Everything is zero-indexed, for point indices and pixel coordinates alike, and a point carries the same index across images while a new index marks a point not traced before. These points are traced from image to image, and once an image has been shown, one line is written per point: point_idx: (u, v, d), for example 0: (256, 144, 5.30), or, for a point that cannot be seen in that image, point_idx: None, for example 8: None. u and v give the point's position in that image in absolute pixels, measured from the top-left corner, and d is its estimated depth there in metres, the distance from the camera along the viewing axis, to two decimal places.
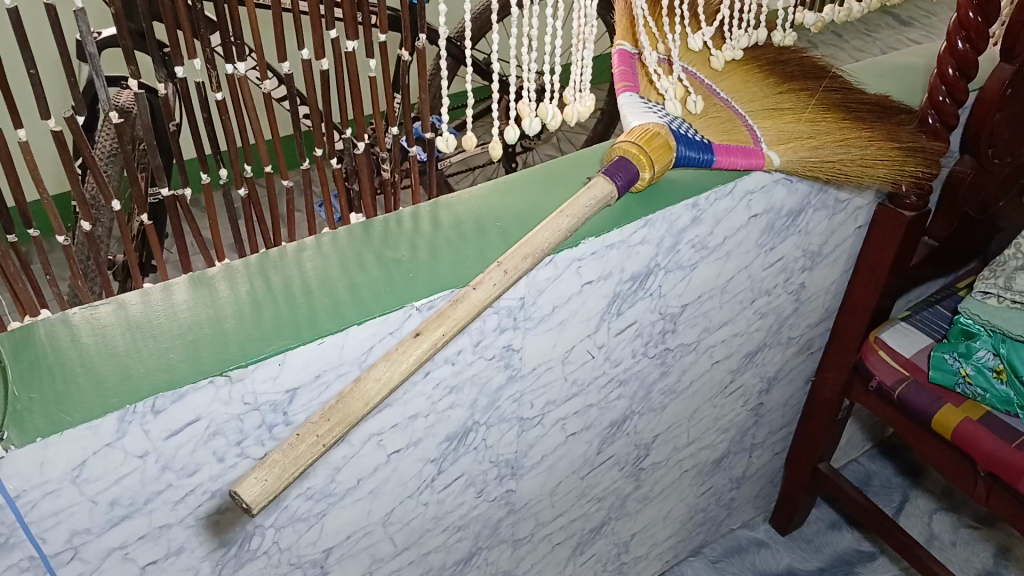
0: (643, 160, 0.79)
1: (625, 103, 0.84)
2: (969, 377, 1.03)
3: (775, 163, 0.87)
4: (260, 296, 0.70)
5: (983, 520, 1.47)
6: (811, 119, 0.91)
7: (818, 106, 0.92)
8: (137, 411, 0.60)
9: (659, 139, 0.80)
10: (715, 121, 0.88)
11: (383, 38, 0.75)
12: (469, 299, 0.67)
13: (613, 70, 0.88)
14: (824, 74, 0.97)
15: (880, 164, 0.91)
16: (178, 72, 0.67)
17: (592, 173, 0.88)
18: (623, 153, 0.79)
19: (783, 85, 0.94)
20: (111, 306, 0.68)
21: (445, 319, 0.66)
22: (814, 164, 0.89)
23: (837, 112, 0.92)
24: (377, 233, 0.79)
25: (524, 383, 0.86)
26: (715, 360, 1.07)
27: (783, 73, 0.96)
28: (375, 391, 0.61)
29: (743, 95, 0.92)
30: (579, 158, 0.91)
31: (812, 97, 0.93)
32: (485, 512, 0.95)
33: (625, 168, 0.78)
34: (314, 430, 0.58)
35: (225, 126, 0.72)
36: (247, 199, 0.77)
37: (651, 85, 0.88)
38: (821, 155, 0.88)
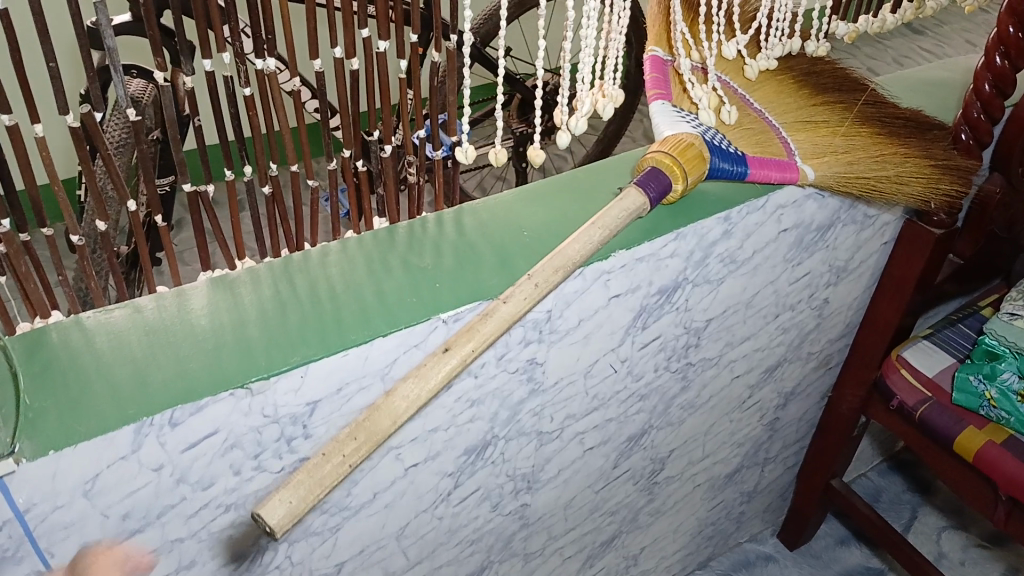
0: (676, 173, 0.77)
1: (659, 113, 0.82)
2: (994, 401, 1.01)
3: (810, 178, 0.85)
4: (284, 300, 0.67)
5: (993, 540, 1.45)
6: (847, 134, 0.89)
7: (854, 120, 0.90)
8: (153, 423, 0.58)
9: (693, 150, 0.78)
10: (749, 132, 0.86)
11: (415, 39, 0.72)
12: (499, 313, 0.64)
13: (644, 76, 0.85)
14: (859, 87, 0.94)
15: (917, 183, 0.89)
16: (205, 66, 0.64)
17: (620, 183, 0.86)
18: (657, 163, 0.77)
19: (818, 98, 0.92)
20: (126, 310, 0.65)
21: (476, 334, 0.63)
22: (849, 179, 0.87)
23: (873, 127, 0.90)
24: (402, 239, 0.76)
25: (546, 396, 0.83)
26: (735, 374, 1.04)
27: (817, 85, 0.93)
28: (403, 410, 0.59)
29: (777, 106, 0.89)
30: (611, 166, 0.89)
31: (847, 111, 0.91)
32: (499, 526, 0.93)
33: (658, 178, 0.76)
34: (340, 449, 0.56)
35: (252, 123, 0.69)
36: (270, 198, 0.74)
37: (686, 94, 0.85)
38: (856, 170, 0.86)
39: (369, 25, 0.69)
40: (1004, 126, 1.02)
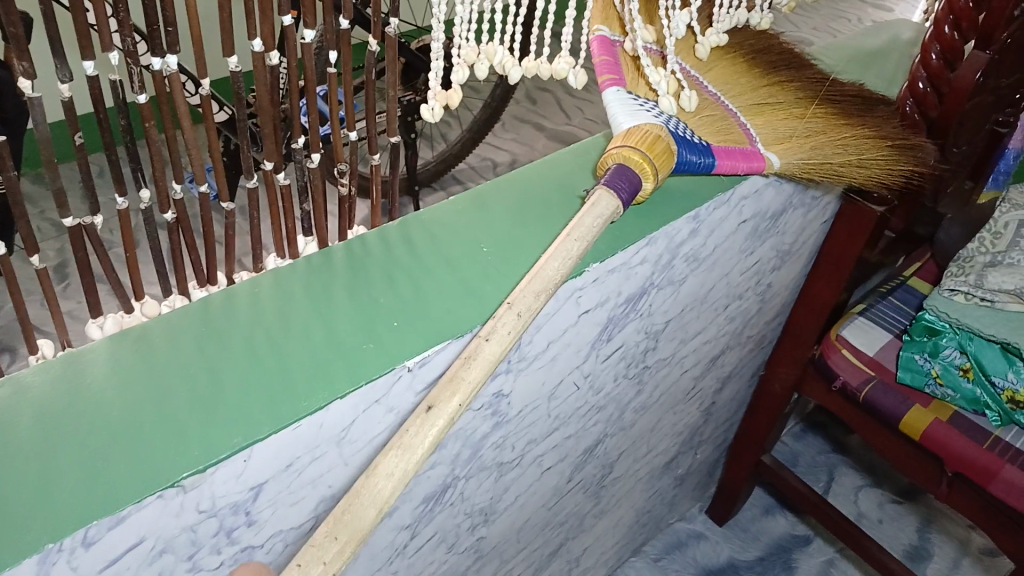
0: (644, 170, 0.66)
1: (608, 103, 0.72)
2: (939, 378, 1.00)
3: (776, 166, 0.78)
4: (209, 360, 0.54)
5: (905, 494, 1.49)
6: (804, 116, 0.83)
7: (808, 100, 0.84)
8: (62, 548, 0.44)
9: (660, 144, 0.68)
10: (706, 115, 0.78)
11: (347, 25, 0.59)
12: (481, 356, 0.54)
13: (592, 59, 0.75)
14: (806, 65, 0.89)
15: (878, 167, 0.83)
16: (88, 70, 0.49)
17: (579, 182, 0.76)
18: (622, 160, 0.66)
19: (772, 80, 0.85)
20: (3, 389, 0.50)
21: (460, 387, 0.52)
22: (813, 164, 0.80)
23: (829, 110, 0.84)
24: (343, 264, 0.64)
25: (509, 427, 0.74)
26: (684, 369, 0.99)
27: (767, 63, 0.87)
28: (387, 490, 0.48)
29: (732, 89, 0.83)
30: (563, 161, 0.79)
31: (802, 94, 0.85)
32: (453, 565, 0.84)
33: (625, 175, 0.65)
34: (319, 556, 0.45)
35: (150, 138, 0.55)
36: (174, 226, 0.60)
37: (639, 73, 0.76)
38: (819, 156, 0.80)
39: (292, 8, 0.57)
40: None
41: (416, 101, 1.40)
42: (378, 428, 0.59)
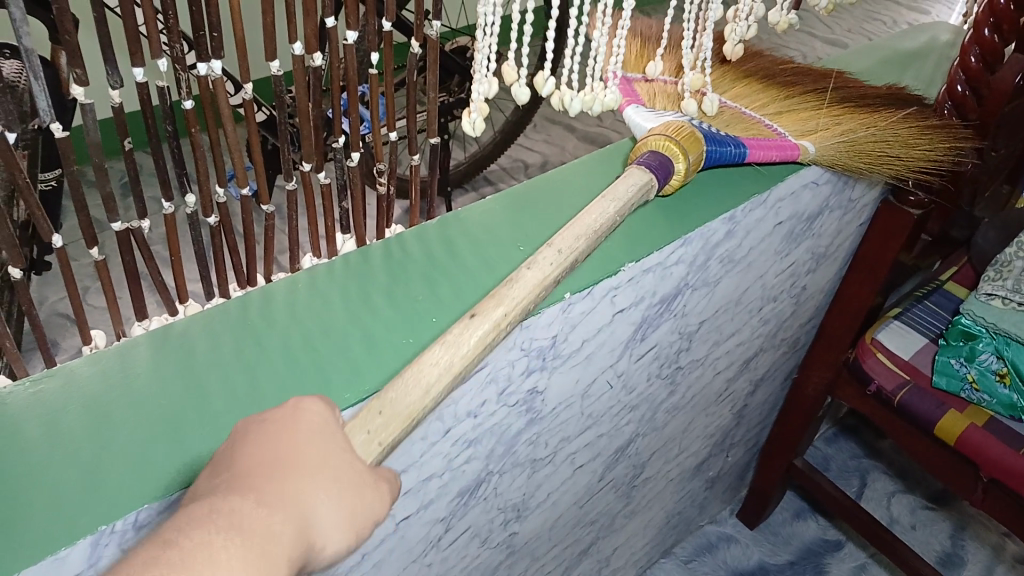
0: (674, 151, 0.68)
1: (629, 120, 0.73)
2: (975, 382, 1.00)
3: (809, 153, 0.78)
4: (249, 359, 0.56)
5: (937, 500, 1.48)
6: (829, 115, 0.81)
7: (840, 99, 0.83)
8: (115, 531, 0.46)
9: (686, 131, 0.70)
10: (733, 129, 0.77)
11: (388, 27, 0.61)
12: (525, 278, 0.55)
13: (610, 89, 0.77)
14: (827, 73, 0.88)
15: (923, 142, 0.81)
16: (137, 77, 0.51)
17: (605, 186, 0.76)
18: (653, 147, 0.68)
19: (790, 86, 0.84)
20: (58, 379, 0.53)
21: (503, 297, 0.53)
22: (849, 149, 0.79)
23: (853, 101, 0.82)
24: (379, 264, 0.65)
25: (542, 424, 0.75)
26: (717, 371, 0.99)
27: (788, 74, 0.86)
28: (434, 378, 0.49)
29: (751, 101, 0.81)
30: (590, 165, 0.79)
31: (823, 94, 0.83)
32: (485, 560, 0.84)
33: (659, 160, 0.68)
34: (363, 425, 0.46)
35: (194, 140, 0.56)
36: (217, 228, 0.62)
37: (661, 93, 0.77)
38: (853, 140, 0.79)
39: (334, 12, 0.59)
40: None
41: (450, 102, 1.40)
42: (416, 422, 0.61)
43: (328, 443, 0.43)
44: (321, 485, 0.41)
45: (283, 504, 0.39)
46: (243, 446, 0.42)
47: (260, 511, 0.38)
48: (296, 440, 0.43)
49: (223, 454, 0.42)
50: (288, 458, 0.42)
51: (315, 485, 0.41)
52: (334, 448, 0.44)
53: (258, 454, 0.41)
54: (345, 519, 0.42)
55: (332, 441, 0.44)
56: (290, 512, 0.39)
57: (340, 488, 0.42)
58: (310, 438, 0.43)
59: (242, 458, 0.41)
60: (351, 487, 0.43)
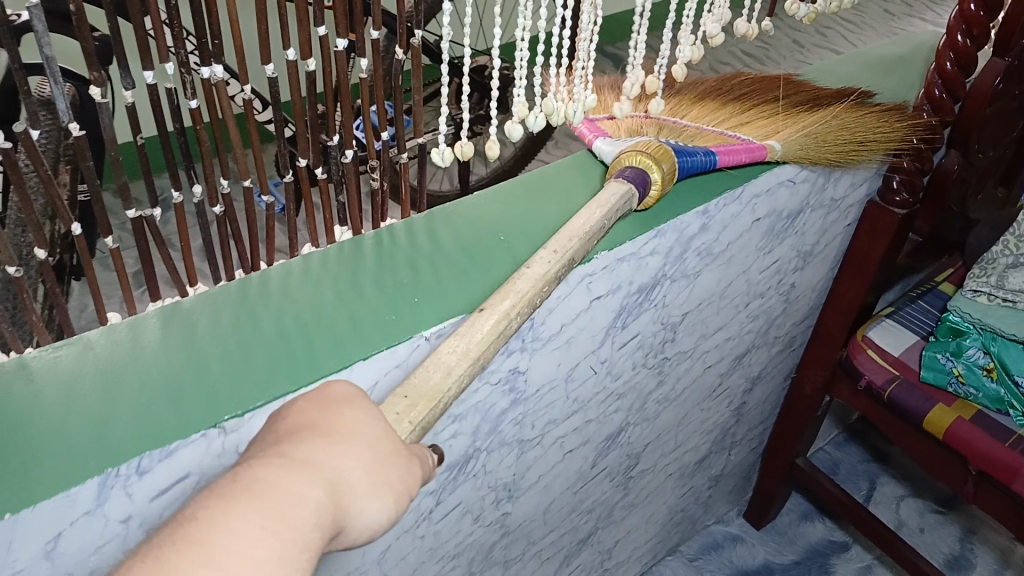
0: (648, 162, 0.74)
1: (597, 150, 0.78)
2: (961, 377, 1.02)
3: (777, 151, 0.84)
4: (246, 334, 0.62)
5: (946, 503, 1.49)
6: (785, 119, 0.88)
7: (790, 112, 0.88)
8: (120, 474, 0.52)
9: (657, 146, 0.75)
10: (702, 141, 0.83)
11: (377, 35, 0.68)
12: (526, 275, 0.62)
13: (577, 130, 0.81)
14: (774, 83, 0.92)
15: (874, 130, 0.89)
16: (148, 79, 0.58)
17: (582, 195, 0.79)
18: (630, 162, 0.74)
19: (742, 101, 0.89)
20: (74, 348, 0.58)
21: (509, 292, 0.61)
22: (814, 141, 0.86)
23: (803, 105, 0.89)
24: (370, 252, 0.71)
25: (526, 405, 0.79)
26: (707, 365, 1.03)
27: (737, 94, 0.90)
28: (454, 362, 0.56)
29: (712, 118, 0.86)
30: (564, 174, 0.82)
31: (775, 103, 0.89)
32: (480, 538, 0.90)
33: (640, 175, 0.73)
34: (393, 407, 0.52)
35: (200, 137, 0.63)
36: (223, 216, 0.69)
37: (626, 121, 0.82)
38: (816, 132, 0.85)
39: (326, 23, 0.66)
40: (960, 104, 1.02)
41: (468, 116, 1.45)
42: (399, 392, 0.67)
43: (362, 414, 0.47)
44: (356, 447, 0.45)
45: (321, 465, 0.42)
46: (287, 419, 0.46)
47: (297, 470, 0.41)
48: (334, 411, 0.46)
49: (269, 426, 0.46)
50: (325, 424, 0.45)
51: (350, 447, 0.44)
52: (370, 421, 0.47)
53: (299, 423, 0.45)
54: (379, 481, 0.44)
55: (365, 413, 0.47)
56: (325, 469, 0.42)
57: (373, 453, 0.45)
58: (346, 409, 0.47)
59: (280, 427, 0.46)
60: (384, 455, 0.45)
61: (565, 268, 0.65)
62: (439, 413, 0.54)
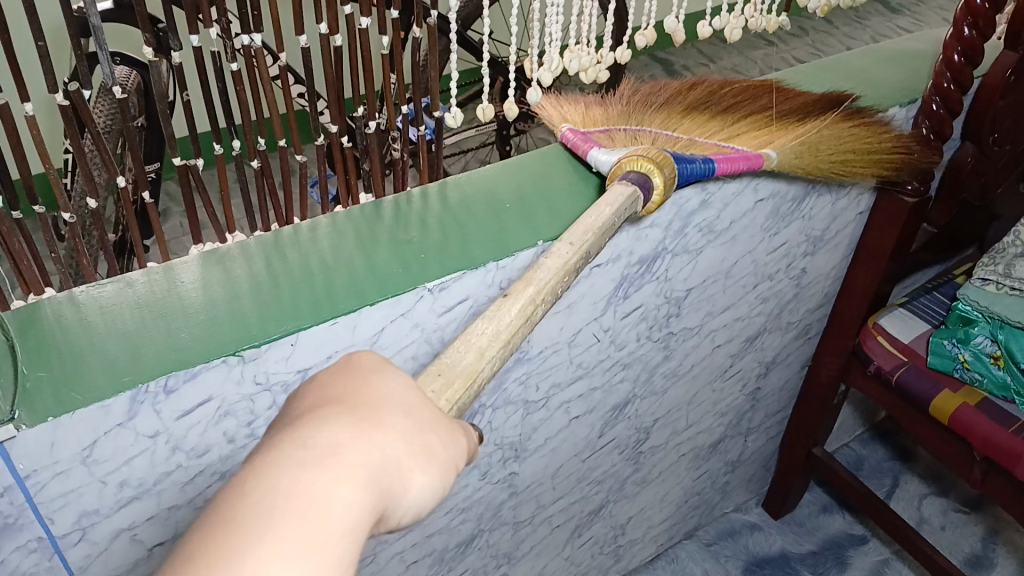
0: (648, 167, 0.72)
1: (591, 160, 0.78)
2: (967, 363, 1.04)
3: (773, 160, 0.83)
4: (276, 274, 0.68)
5: (971, 504, 1.49)
6: (778, 129, 0.86)
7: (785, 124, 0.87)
8: (149, 390, 0.59)
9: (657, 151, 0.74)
10: (698, 151, 0.82)
11: (395, 15, 0.75)
12: (547, 265, 0.61)
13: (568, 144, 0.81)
14: (768, 90, 0.89)
15: (866, 138, 0.89)
16: (194, 42, 0.65)
17: (577, 185, 0.81)
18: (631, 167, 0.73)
19: (733, 111, 0.87)
20: (117, 285, 0.66)
21: (532, 280, 0.59)
22: (807, 151, 0.85)
23: (795, 115, 0.88)
24: (389, 212, 0.76)
25: (531, 365, 0.84)
26: (716, 344, 1.07)
27: (731, 103, 0.87)
28: (486, 345, 0.53)
29: (704, 129, 0.84)
30: (558, 167, 0.84)
31: (766, 112, 0.87)
32: (488, 494, 0.95)
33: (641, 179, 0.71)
34: (431, 384, 0.49)
35: (240, 98, 0.71)
36: (260, 171, 0.76)
37: (618, 134, 0.82)
38: (810, 142, 0.85)
39: (352, 4, 0.72)
40: (975, 96, 1.01)
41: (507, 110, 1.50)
42: (405, 339, 0.73)
43: (392, 383, 0.42)
44: (393, 420, 0.39)
45: (359, 442, 0.37)
46: (308, 393, 0.41)
47: (335, 456, 0.35)
48: (363, 382, 0.41)
49: (289, 401, 0.40)
50: (355, 396, 0.40)
51: (388, 420, 0.39)
52: (404, 393, 0.42)
53: (324, 396, 0.40)
54: (422, 453, 0.40)
55: (395, 382, 0.42)
56: (365, 445, 0.37)
57: (412, 424, 0.40)
58: (373, 378, 0.42)
59: (301, 402, 0.40)
60: (423, 424, 0.41)
61: (581, 261, 0.64)
62: (476, 394, 0.51)
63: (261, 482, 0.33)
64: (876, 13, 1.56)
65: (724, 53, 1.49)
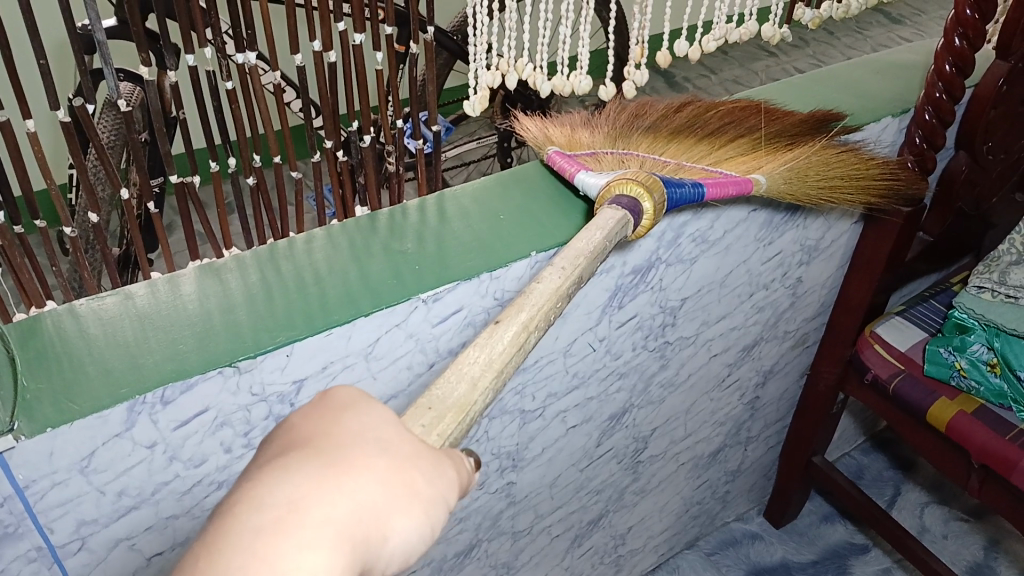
0: (638, 191, 0.72)
1: (581, 184, 0.78)
2: (964, 370, 1.04)
3: (762, 186, 0.83)
4: (270, 286, 0.69)
5: (974, 513, 1.49)
6: (765, 154, 0.87)
7: (771, 151, 0.88)
8: (146, 401, 0.60)
9: (647, 175, 0.74)
10: (686, 176, 0.82)
11: (389, 31, 0.76)
12: (538, 290, 0.59)
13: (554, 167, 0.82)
14: (755, 115, 0.90)
15: (853, 164, 0.89)
16: (188, 62, 0.67)
17: (561, 207, 0.81)
18: (621, 190, 0.73)
19: (720, 135, 0.88)
20: (117, 297, 0.67)
21: (525, 305, 0.57)
22: (795, 177, 0.86)
23: (782, 140, 0.89)
24: (384, 224, 0.77)
25: (527, 375, 0.85)
26: (712, 353, 1.08)
27: (717, 127, 0.88)
28: (478, 374, 0.51)
29: (691, 154, 0.85)
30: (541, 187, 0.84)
31: (754, 136, 0.88)
32: (486, 504, 0.96)
33: (631, 203, 0.71)
34: (418, 418, 0.46)
35: (234, 116, 0.72)
36: (255, 187, 0.77)
37: (606, 157, 0.83)
38: (797, 168, 0.86)
39: (344, 20, 0.73)
40: (967, 105, 1.01)
41: None
42: (400, 350, 0.74)
43: (367, 418, 0.40)
44: (366, 462, 0.37)
45: (324, 493, 0.35)
46: (279, 436, 0.39)
47: (295, 514, 0.33)
48: (334, 421, 0.39)
49: (261, 447, 0.39)
50: (325, 437, 0.38)
51: (359, 461, 0.37)
52: (381, 428, 0.40)
53: (293, 439, 0.38)
54: (403, 495, 0.37)
55: (377, 418, 0.40)
56: (331, 497, 0.35)
57: (388, 464, 0.38)
58: (346, 415, 0.40)
59: (273, 447, 0.38)
60: (399, 462, 0.38)
61: (575, 285, 0.62)
62: (468, 426, 0.48)
63: (216, 559, 0.32)
64: (876, 23, 1.57)
65: (725, 64, 1.50)
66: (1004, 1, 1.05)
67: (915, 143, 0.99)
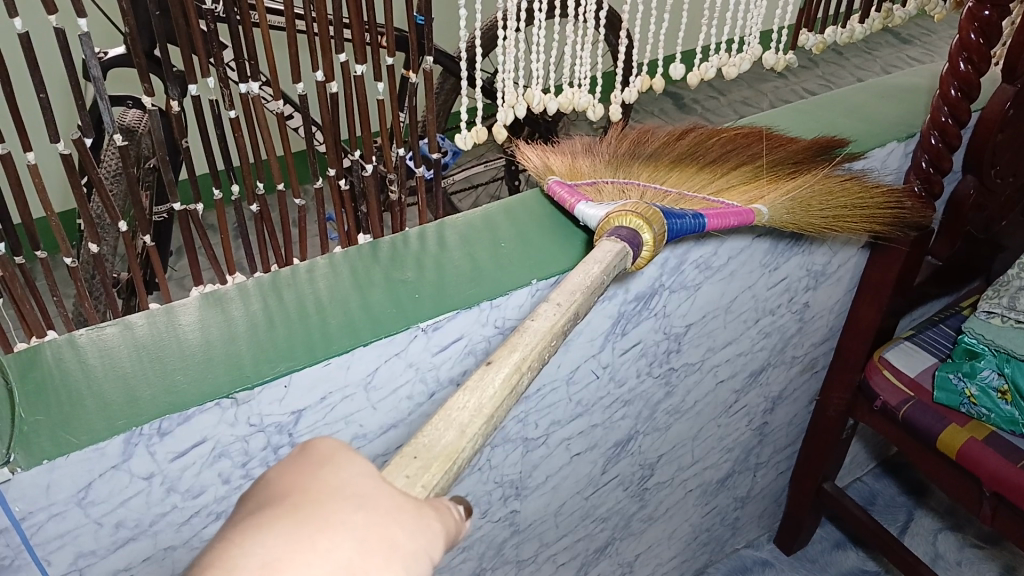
0: (637, 223, 0.72)
1: (581, 215, 0.78)
2: (974, 398, 1.03)
3: (764, 216, 0.83)
4: (272, 316, 0.69)
5: (988, 540, 1.46)
6: (767, 183, 0.87)
7: (770, 181, 0.87)
8: (143, 433, 0.60)
9: (645, 205, 0.74)
10: (686, 206, 0.82)
11: (391, 61, 0.75)
12: (532, 329, 0.58)
13: (554, 197, 0.82)
14: (757, 143, 0.89)
15: (856, 194, 0.89)
16: (191, 91, 0.67)
17: (551, 238, 0.80)
18: (620, 221, 0.73)
19: (721, 163, 0.88)
20: (117, 327, 0.67)
21: (519, 345, 0.56)
22: (798, 207, 0.85)
23: (784, 167, 0.89)
24: (386, 252, 0.77)
25: (530, 403, 0.84)
26: (720, 379, 1.07)
27: (718, 156, 0.88)
28: (467, 420, 0.50)
29: (693, 183, 0.85)
30: (534, 218, 0.83)
31: (756, 165, 0.88)
32: (490, 533, 0.95)
33: (629, 235, 0.71)
34: (402, 469, 0.45)
35: (238, 145, 0.72)
36: (258, 216, 0.77)
37: (608, 188, 0.82)
38: (800, 198, 0.85)
39: (345, 50, 0.73)
40: (974, 128, 1.00)
41: None
42: (400, 379, 0.74)
43: (347, 473, 0.39)
44: (344, 521, 0.37)
45: (301, 557, 0.34)
46: (257, 490, 0.38)
47: None
48: (313, 474, 0.39)
49: (238, 501, 0.38)
50: (303, 493, 0.38)
51: (337, 520, 0.37)
52: (360, 483, 0.39)
53: (270, 494, 0.37)
54: (380, 550, 0.37)
55: (357, 469, 0.40)
56: (307, 561, 0.34)
57: (365, 521, 0.38)
58: (323, 469, 0.39)
59: (249, 499, 0.38)
60: (375, 517, 0.38)
61: (571, 321, 0.62)
62: (455, 475, 0.47)
63: None
64: (886, 44, 1.57)
65: (734, 86, 1.49)
66: (1010, 24, 1.04)
67: (921, 167, 0.98)
